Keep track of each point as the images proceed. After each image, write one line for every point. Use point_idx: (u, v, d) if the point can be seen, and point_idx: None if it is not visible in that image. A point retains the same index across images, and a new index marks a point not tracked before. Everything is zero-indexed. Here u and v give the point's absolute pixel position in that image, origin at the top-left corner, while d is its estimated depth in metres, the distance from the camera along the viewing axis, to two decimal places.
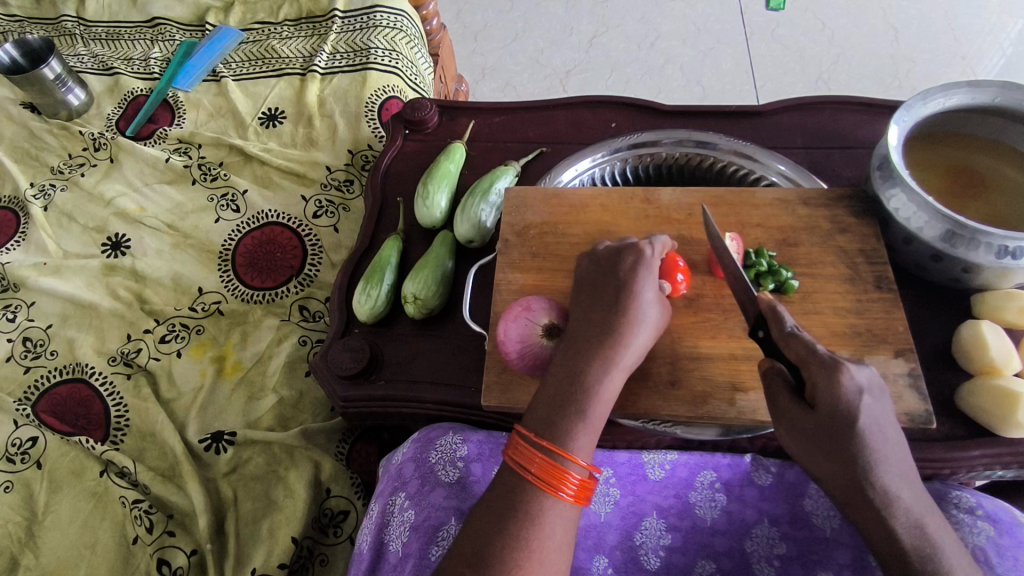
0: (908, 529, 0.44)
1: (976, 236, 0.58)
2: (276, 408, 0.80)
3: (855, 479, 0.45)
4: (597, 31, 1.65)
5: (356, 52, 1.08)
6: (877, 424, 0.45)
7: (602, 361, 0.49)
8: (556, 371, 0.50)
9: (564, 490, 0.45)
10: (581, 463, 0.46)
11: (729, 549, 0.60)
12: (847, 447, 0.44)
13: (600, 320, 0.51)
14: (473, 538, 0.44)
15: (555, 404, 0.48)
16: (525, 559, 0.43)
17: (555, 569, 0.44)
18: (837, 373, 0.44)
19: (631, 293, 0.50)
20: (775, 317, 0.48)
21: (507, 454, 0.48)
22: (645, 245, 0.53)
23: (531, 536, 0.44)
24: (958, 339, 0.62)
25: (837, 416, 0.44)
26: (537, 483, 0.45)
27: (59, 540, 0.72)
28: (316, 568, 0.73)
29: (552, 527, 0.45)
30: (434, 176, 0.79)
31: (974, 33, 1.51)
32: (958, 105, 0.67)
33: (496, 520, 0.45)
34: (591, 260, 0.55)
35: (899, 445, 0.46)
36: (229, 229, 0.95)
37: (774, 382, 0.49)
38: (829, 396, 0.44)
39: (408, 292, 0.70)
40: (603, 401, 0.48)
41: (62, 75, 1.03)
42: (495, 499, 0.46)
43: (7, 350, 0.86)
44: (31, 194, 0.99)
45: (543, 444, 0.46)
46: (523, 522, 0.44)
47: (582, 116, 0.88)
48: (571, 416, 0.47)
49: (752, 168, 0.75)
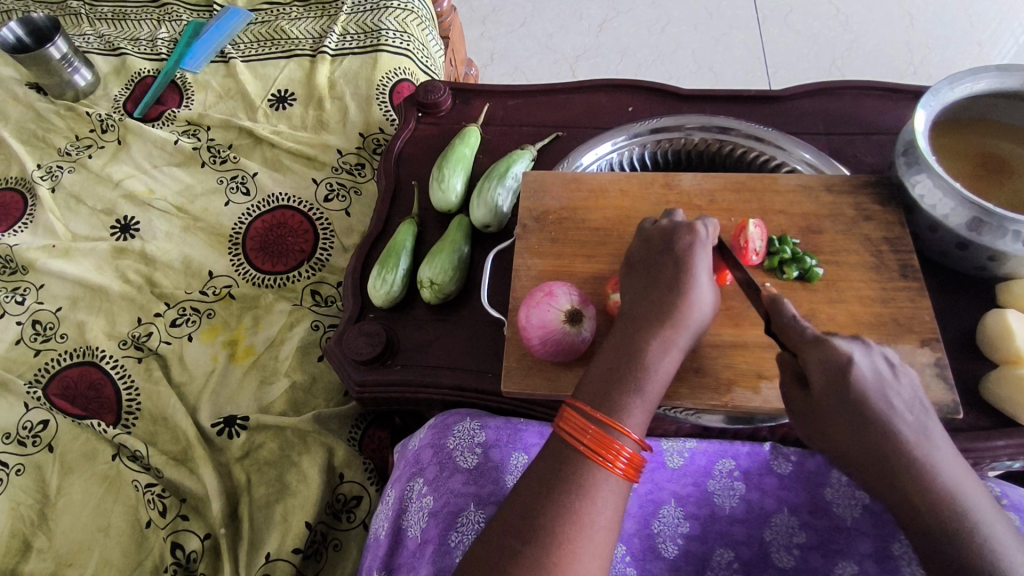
0: (926, 490, 0.41)
1: (1003, 224, 0.57)
2: (289, 392, 0.80)
3: (864, 449, 0.43)
4: (608, 16, 1.63)
5: (367, 33, 1.06)
6: (883, 391, 0.44)
7: (658, 339, 0.49)
8: (611, 347, 0.50)
9: (616, 465, 0.45)
10: (634, 437, 0.46)
11: (748, 538, 0.60)
12: (853, 416, 0.43)
13: (656, 298, 0.50)
14: (521, 510, 0.44)
15: (610, 378, 0.48)
16: (573, 531, 0.43)
17: (603, 545, 0.43)
18: (819, 341, 0.45)
19: (688, 273, 0.50)
20: (776, 309, 0.48)
21: (558, 425, 0.47)
22: (701, 224, 0.52)
23: (582, 510, 0.43)
24: (983, 329, 0.62)
25: (830, 381, 0.44)
26: (588, 455, 0.45)
27: (73, 523, 0.72)
28: (330, 553, 0.72)
29: (603, 502, 0.44)
30: (450, 159, 0.78)
31: (990, 21, 1.48)
32: (986, 90, 0.66)
33: (541, 501, 0.44)
34: (644, 239, 0.54)
35: (923, 417, 0.44)
36: (239, 212, 0.94)
37: (785, 374, 0.48)
38: (818, 364, 0.44)
39: (425, 276, 0.70)
40: (658, 379, 0.48)
41: (68, 55, 1.01)
42: (544, 470, 0.46)
43: (16, 333, 0.85)
44: (39, 176, 0.98)
45: (597, 416, 0.46)
46: (574, 495, 0.44)
47: (600, 100, 0.87)
48: (626, 392, 0.47)
49: (773, 153, 0.73)
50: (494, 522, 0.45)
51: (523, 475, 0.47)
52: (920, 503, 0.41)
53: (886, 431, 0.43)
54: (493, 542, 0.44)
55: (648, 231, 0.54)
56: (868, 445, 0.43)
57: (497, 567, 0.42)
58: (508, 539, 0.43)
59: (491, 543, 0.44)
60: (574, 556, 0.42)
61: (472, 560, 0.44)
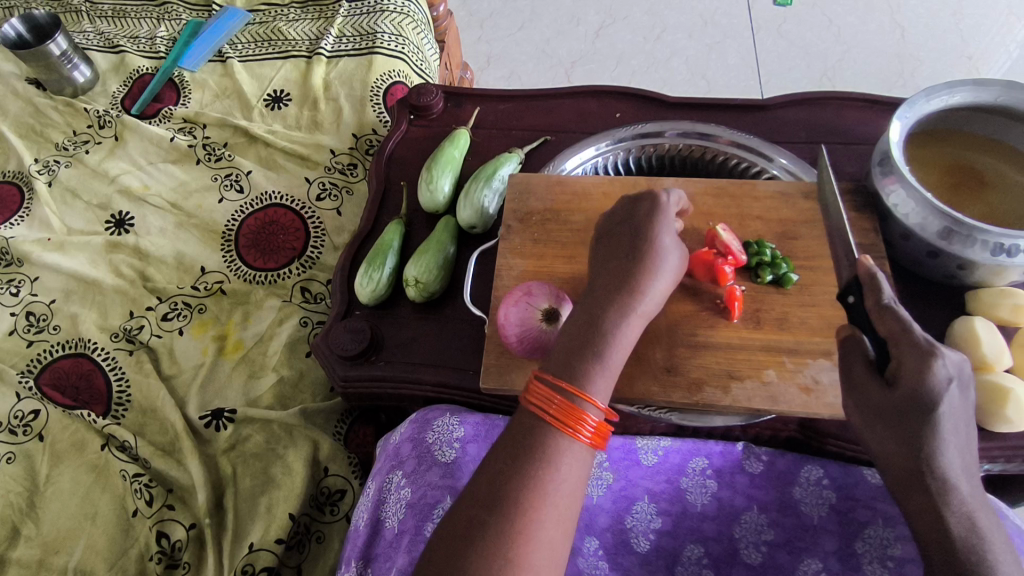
0: (960, 523, 0.44)
1: (973, 233, 0.58)
2: (276, 387, 0.81)
3: (917, 464, 0.45)
4: (604, 22, 1.65)
5: (363, 36, 1.08)
6: (957, 415, 0.45)
7: (620, 308, 0.50)
8: (575, 317, 0.51)
9: (581, 433, 0.46)
10: (598, 406, 0.47)
11: (717, 534, 0.62)
12: (921, 435, 0.44)
13: (619, 266, 0.52)
14: (489, 478, 0.45)
15: (574, 346, 0.49)
16: (539, 497, 0.44)
17: (566, 513, 0.45)
18: (928, 353, 0.44)
19: (649, 240, 0.53)
20: (875, 286, 0.48)
21: (526, 397, 0.48)
22: (661, 194, 0.55)
23: (548, 479, 0.44)
24: (951, 335, 0.63)
25: (917, 401, 0.44)
26: (554, 424, 0.46)
27: (61, 511, 0.74)
28: (313, 544, 0.74)
29: (567, 469, 0.45)
30: (438, 161, 0.80)
31: (980, 34, 1.51)
32: (961, 103, 0.67)
33: (512, 468, 0.45)
34: (610, 214, 0.57)
35: (967, 442, 0.46)
36: (232, 209, 0.95)
37: (851, 356, 0.49)
38: (914, 380, 0.44)
39: (410, 275, 0.71)
40: (619, 348, 0.50)
41: (68, 52, 1.03)
42: (513, 440, 0.47)
43: (10, 324, 0.87)
44: (36, 169, 0.99)
45: (563, 386, 0.47)
46: (541, 462, 0.45)
47: (588, 105, 0.89)
48: (589, 360, 0.48)
49: (754, 161, 0.75)
50: (463, 492, 0.46)
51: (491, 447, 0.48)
52: (952, 526, 0.44)
53: (943, 460, 0.44)
54: (463, 512, 0.44)
55: (612, 208, 0.57)
56: (927, 462, 0.44)
57: (467, 537, 0.43)
58: (476, 509, 0.44)
59: (461, 512, 0.45)
60: (537, 523, 0.43)
61: (442, 529, 0.45)
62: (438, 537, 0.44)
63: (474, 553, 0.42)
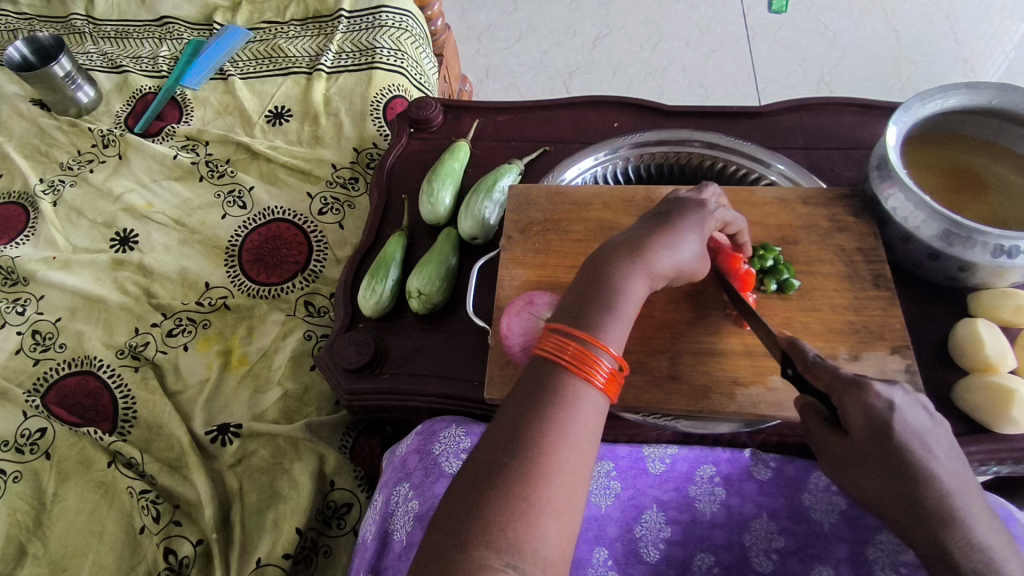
0: (964, 551, 0.42)
1: (972, 236, 0.59)
2: (281, 401, 0.81)
3: (902, 493, 0.44)
4: (600, 33, 1.67)
5: (362, 51, 1.09)
6: (925, 439, 0.44)
7: (636, 261, 0.50)
8: (590, 268, 0.51)
9: (593, 377, 0.45)
10: (612, 354, 0.46)
11: (729, 542, 0.61)
12: (896, 463, 0.44)
13: (637, 231, 0.53)
14: (506, 424, 0.43)
15: (588, 299, 0.48)
16: (556, 440, 0.42)
17: (583, 459, 0.43)
18: (860, 384, 0.45)
19: (675, 215, 0.53)
20: (795, 350, 0.50)
21: (539, 344, 0.47)
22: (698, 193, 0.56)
23: (565, 424, 0.43)
24: (954, 337, 0.64)
25: (874, 427, 0.44)
26: (569, 369, 0.45)
27: (68, 529, 0.74)
28: (320, 559, 0.74)
29: (583, 414, 0.44)
30: (438, 174, 0.80)
31: (975, 37, 1.52)
32: (955, 106, 0.68)
33: (530, 413, 0.43)
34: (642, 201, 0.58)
35: (955, 466, 0.45)
36: (235, 225, 0.96)
37: (810, 416, 0.49)
38: (859, 413, 0.45)
39: (413, 287, 0.72)
40: (632, 302, 0.49)
41: (72, 73, 1.04)
42: (527, 386, 0.45)
43: (17, 343, 0.87)
44: (41, 189, 1.00)
45: (578, 333, 0.46)
46: (559, 404, 0.43)
47: (587, 116, 0.89)
48: (605, 310, 0.48)
49: (752, 167, 0.76)
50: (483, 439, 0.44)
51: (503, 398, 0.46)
52: (956, 553, 0.42)
53: (932, 488, 0.43)
54: (479, 461, 0.42)
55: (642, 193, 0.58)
56: (912, 492, 0.43)
57: (485, 485, 0.41)
58: (494, 455, 0.42)
59: (477, 457, 0.43)
60: (556, 467, 0.41)
61: (461, 475, 0.42)
62: (451, 496, 0.42)
63: (491, 498, 0.40)
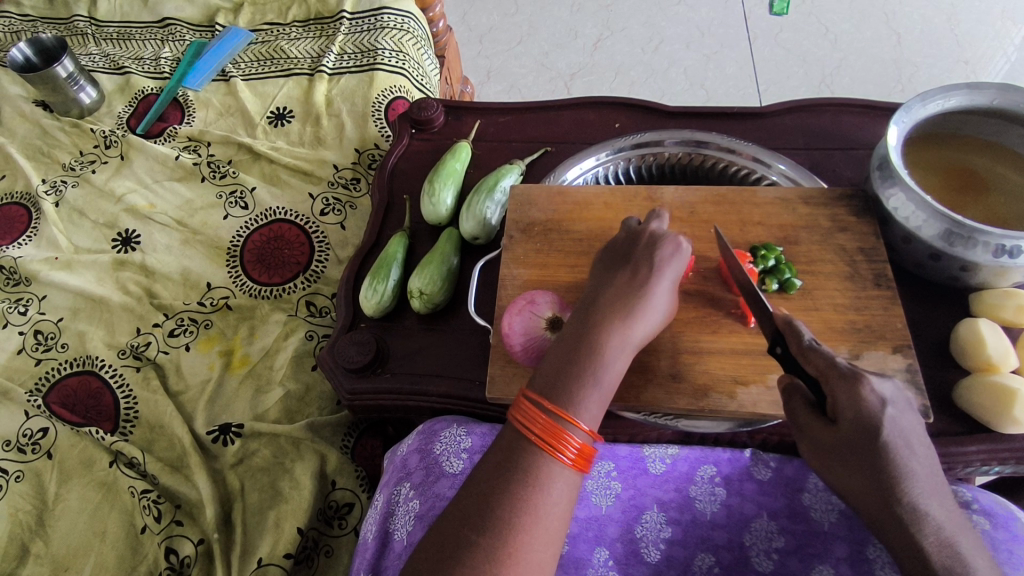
0: (938, 547, 0.44)
1: (973, 235, 0.59)
2: (283, 401, 0.81)
3: (882, 492, 0.45)
4: (601, 34, 1.67)
5: (364, 52, 1.10)
6: (908, 438, 0.45)
7: (608, 332, 0.49)
8: (569, 333, 0.51)
9: (566, 455, 0.46)
10: (583, 429, 0.47)
11: (729, 542, 0.61)
12: (878, 459, 0.45)
13: (618, 290, 0.52)
14: (475, 499, 0.45)
15: (561, 369, 0.49)
16: (525, 518, 0.44)
17: (553, 533, 0.45)
18: (854, 377, 0.45)
19: (650, 273, 0.52)
20: (793, 332, 0.49)
21: (512, 415, 0.48)
22: (682, 239, 0.53)
23: (535, 499, 0.45)
24: (956, 337, 0.63)
25: (862, 427, 0.45)
26: (539, 445, 0.46)
27: (70, 528, 0.74)
28: (321, 559, 0.74)
29: (554, 491, 0.45)
30: (440, 174, 0.80)
31: (976, 39, 1.52)
32: (956, 107, 0.68)
33: (501, 486, 0.45)
34: (620, 240, 0.56)
35: (932, 465, 0.46)
36: (237, 226, 0.96)
37: (795, 399, 0.50)
38: (851, 407, 0.45)
39: (414, 287, 0.72)
40: (608, 374, 0.49)
41: (74, 74, 1.05)
42: (499, 460, 0.47)
43: (19, 343, 0.87)
44: (43, 190, 1.00)
45: (549, 406, 0.47)
46: (528, 485, 0.45)
47: (588, 116, 0.89)
48: (578, 384, 0.48)
49: (753, 167, 0.76)
50: (451, 509, 0.46)
51: (478, 467, 0.48)
52: (931, 551, 0.44)
53: (911, 486, 0.45)
54: (452, 526, 0.45)
55: (630, 231, 0.56)
56: (891, 489, 0.45)
57: (454, 556, 0.43)
58: (463, 527, 0.44)
59: (450, 530, 0.45)
60: (524, 544, 0.43)
61: (431, 547, 0.45)
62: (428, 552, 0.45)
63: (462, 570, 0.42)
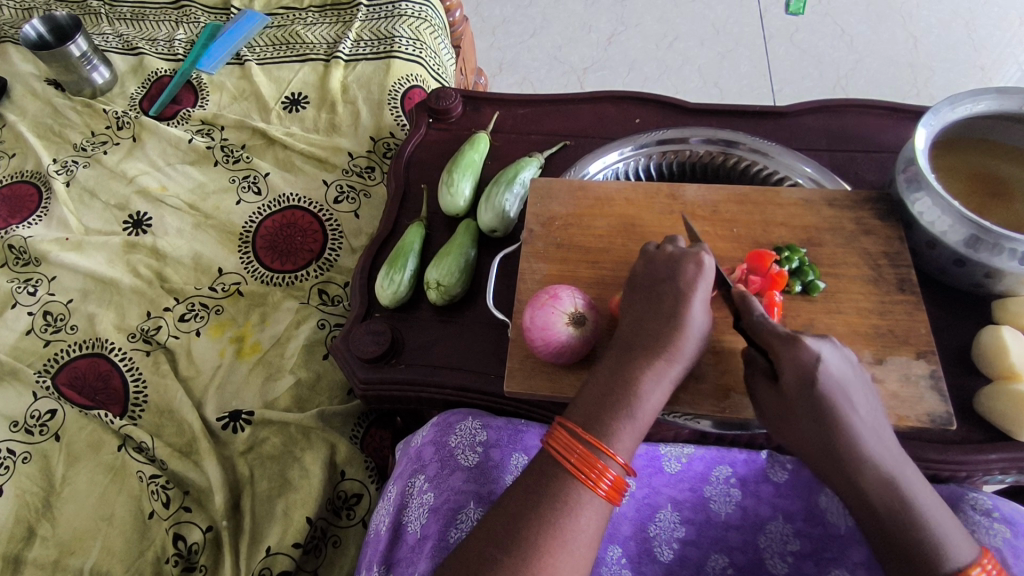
0: (881, 493, 0.45)
1: (1000, 242, 0.58)
2: (293, 389, 0.81)
3: (825, 449, 0.46)
4: (616, 30, 1.65)
5: (380, 40, 1.09)
6: (848, 391, 0.46)
7: (647, 368, 0.49)
8: (608, 367, 0.51)
9: (599, 486, 0.46)
10: (620, 462, 0.47)
11: (743, 544, 0.61)
12: (819, 411, 0.45)
13: (657, 324, 0.51)
14: (506, 519, 0.45)
15: (601, 401, 0.49)
16: (555, 546, 0.44)
17: (581, 562, 0.44)
18: (793, 342, 0.46)
19: (686, 301, 0.51)
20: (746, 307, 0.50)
21: (547, 441, 0.48)
22: (705, 255, 0.52)
23: (565, 527, 0.44)
24: (979, 345, 0.63)
25: (802, 383, 0.45)
26: (574, 475, 0.46)
27: (78, 511, 0.73)
28: (329, 549, 0.73)
29: (586, 520, 0.45)
30: (459, 165, 0.79)
31: (993, 44, 1.51)
32: (984, 112, 0.67)
33: (530, 513, 0.45)
34: (649, 262, 0.55)
35: (878, 424, 0.46)
36: (250, 211, 0.95)
37: (752, 367, 0.50)
38: (792, 369, 0.46)
39: (431, 278, 0.71)
40: (647, 409, 0.49)
41: (88, 53, 1.04)
42: (532, 485, 0.47)
43: (27, 323, 0.87)
44: (54, 169, 1.00)
45: (587, 437, 0.47)
46: (559, 511, 0.45)
47: (608, 111, 0.89)
48: (617, 417, 0.48)
49: (775, 167, 0.75)
50: (476, 530, 0.46)
51: (508, 488, 0.48)
52: (876, 501, 0.45)
53: (846, 434, 0.45)
54: (476, 545, 0.45)
55: (653, 254, 0.55)
56: (829, 439, 0.46)
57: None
58: (488, 549, 0.44)
59: (472, 550, 0.45)
60: (553, 569, 0.43)
61: (454, 563, 0.45)
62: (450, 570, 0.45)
63: None
